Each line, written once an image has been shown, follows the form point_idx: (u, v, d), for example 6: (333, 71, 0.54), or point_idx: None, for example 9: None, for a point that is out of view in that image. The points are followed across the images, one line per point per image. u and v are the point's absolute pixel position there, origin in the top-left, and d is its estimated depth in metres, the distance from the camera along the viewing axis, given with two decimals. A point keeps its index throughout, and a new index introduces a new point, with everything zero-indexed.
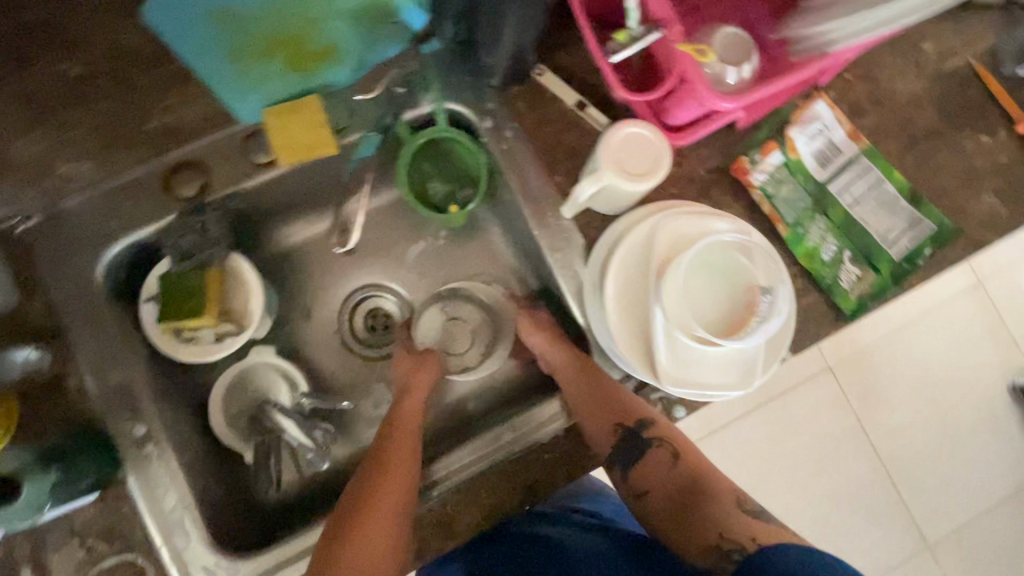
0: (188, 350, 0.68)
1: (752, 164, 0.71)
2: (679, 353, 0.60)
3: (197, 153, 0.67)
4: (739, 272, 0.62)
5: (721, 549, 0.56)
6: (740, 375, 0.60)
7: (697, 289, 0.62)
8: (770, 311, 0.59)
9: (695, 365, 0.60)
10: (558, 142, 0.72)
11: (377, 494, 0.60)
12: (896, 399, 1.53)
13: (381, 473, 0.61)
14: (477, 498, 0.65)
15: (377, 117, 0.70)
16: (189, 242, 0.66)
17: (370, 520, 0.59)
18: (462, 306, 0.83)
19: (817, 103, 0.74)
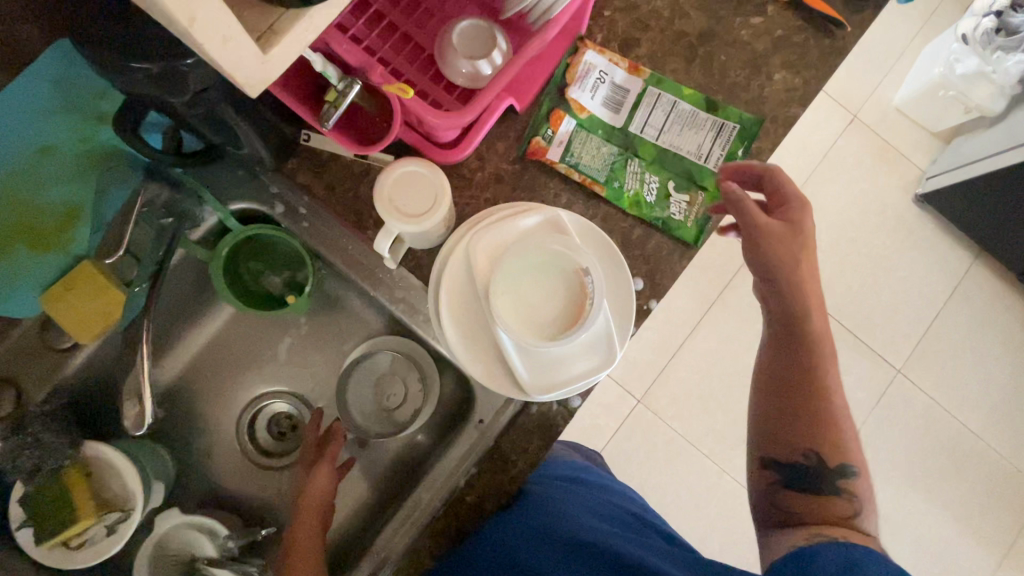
0: (79, 558, 0.64)
1: (547, 140, 0.71)
2: (532, 363, 0.61)
3: (3, 368, 0.66)
4: (560, 260, 0.61)
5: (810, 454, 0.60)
6: (596, 362, 0.61)
7: (527, 295, 0.61)
8: (598, 290, 0.60)
9: (549, 369, 0.61)
10: (355, 198, 0.69)
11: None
12: (818, 255, 1.48)
13: None
14: (415, 566, 0.65)
15: (155, 251, 0.64)
16: (28, 460, 0.63)
17: None
18: (377, 364, 0.81)
19: (586, 53, 0.73)
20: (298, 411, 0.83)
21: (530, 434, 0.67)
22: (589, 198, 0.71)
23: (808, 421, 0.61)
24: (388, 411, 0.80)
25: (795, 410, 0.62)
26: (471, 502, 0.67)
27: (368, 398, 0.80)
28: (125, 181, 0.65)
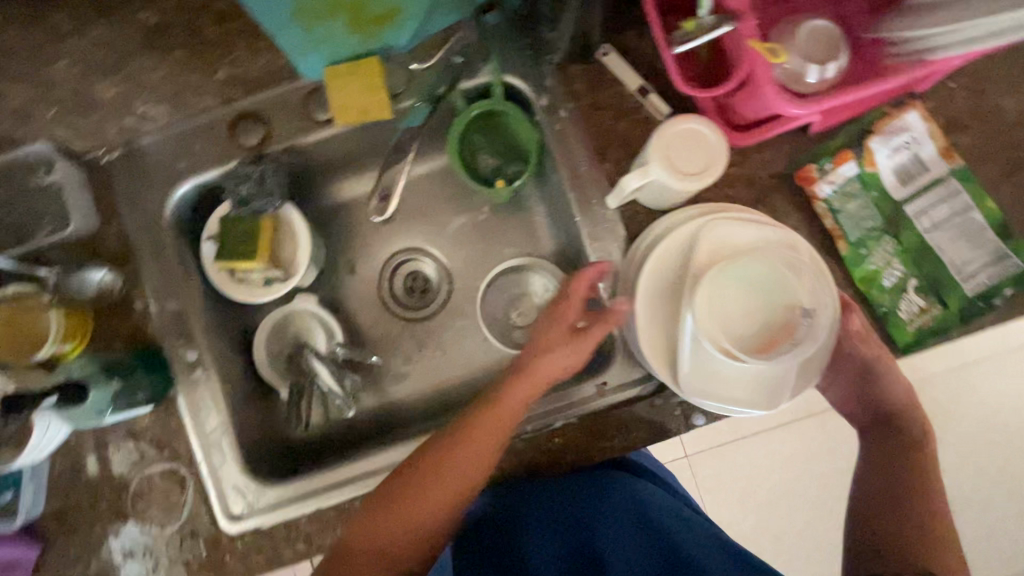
0: (240, 290, 0.72)
1: (820, 173, 0.66)
2: (703, 363, 0.60)
3: (259, 105, 0.70)
4: (784, 289, 0.60)
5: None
6: (770, 396, 0.60)
7: (735, 300, 0.60)
8: (806, 335, 0.59)
9: (720, 376, 0.60)
10: (612, 129, 0.69)
11: (465, 444, 0.59)
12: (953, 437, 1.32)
13: (452, 447, 0.60)
14: None
15: (431, 86, 0.70)
16: (247, 190, 0.70)
17: (430, 487, 0.59)
18: (522, 282, 0.82)
19: (907, 112, 0.67)
20: (436, 281, 0.86)
21: (642, 421, 0.67)
22: (823, 249, 0.67)
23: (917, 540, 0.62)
24: (511, 327, 0.81)
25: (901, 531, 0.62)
26: (558, 445, 0.68)
27: (499, 304, 0.82)
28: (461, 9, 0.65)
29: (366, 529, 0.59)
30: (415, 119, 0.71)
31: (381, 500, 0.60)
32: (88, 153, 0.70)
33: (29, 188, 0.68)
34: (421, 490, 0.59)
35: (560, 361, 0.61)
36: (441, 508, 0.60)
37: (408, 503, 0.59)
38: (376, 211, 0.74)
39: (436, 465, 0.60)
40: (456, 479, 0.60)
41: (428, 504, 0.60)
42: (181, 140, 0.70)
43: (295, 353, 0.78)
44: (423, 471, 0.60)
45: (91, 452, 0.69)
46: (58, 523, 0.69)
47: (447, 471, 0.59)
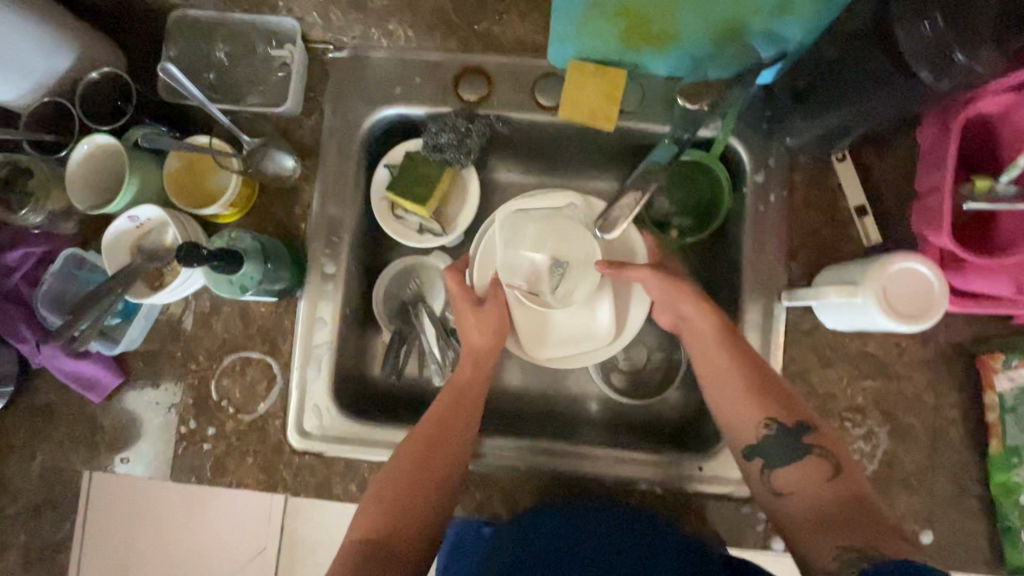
0: (394, 226, 0.72)
1: (1003, 365, 0.62)
2: (542, 323, 0.72)
3: (491, 65, 0.70)
4: (551, 236, 0.70)
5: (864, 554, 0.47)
6: (593, 338, 0.71)
7: (527, 251, 0.70)
8: (581, 271, 0.70)
9: (546, 333, 0.72)
10: (814, 233, 0.67)
11: (434, 455, 0.61)
12: None
13: (435, 447, 0.62)
14: (540, 482, 0.70)
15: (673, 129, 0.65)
16: (445, 139, 0.69)
17: (422, 478, 0.60)
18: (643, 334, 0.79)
19: None
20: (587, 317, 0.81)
21: (722, 522, 0.66)
22: (970, 438, 0.64)
23: (857, 530, 0.50)
24: (611, 367, 0.78)
25: (833, 523, 0.52)
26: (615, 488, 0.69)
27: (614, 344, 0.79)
28: (740, 63, 0.63)
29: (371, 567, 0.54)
30: (659, 155, 0.66)
31: (371, 530, 0.57)
32: (318, 43, 0.70)
33: (256, 54, 0.68)
34: (398, 513, 0.58)
35: (468, 337, 0.67)
36: (423, 533, 0.58)
37: (388, 528, 0.57)
38: (598, 224, 0.70)
39: (413, 484, 0.59)
40: (429, 496, 0.59)
41: (411, 529, 0.58)
42: (407, 67, 0.70)
43: (409, 303, 0.77)
44: (400, 495, 0.59)
45: (201, 313, 0.70)
46: (145, 365, 0.70)
47: (422, 489, 0.59)
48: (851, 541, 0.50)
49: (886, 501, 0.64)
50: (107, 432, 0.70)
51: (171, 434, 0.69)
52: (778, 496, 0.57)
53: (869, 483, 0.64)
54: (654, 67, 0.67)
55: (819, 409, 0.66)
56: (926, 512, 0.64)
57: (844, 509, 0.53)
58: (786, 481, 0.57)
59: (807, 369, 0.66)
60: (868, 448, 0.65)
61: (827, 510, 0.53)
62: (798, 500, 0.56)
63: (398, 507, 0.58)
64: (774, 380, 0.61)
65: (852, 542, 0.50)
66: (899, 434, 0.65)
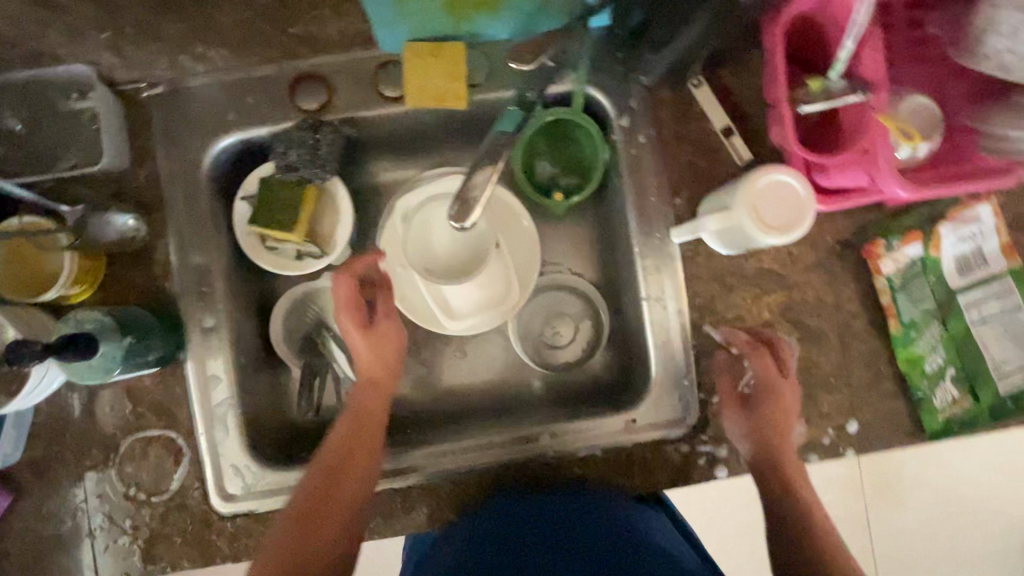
0: (270, 258, 0.68)
1: (886, 249, 0.65)
2: (456, 297, 0.72)
3: (323, 68, 0.65)
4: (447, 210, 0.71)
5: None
6: (502, 299, 0.73)
7: (429, 230, 0.72)
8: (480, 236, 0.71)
9: (458, 306, 0.73)
10: (689, 164, 0.67)
11: (342, 478, 0.57)
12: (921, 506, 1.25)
13: (343, 470, 0.57)
14: (500, 482, 0.68)
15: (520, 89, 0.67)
16: (296, 156, 0.65)
17: (335, 502, 0.56)
18: (564, 303, 0.79)
19: (981, 204, 0.66)
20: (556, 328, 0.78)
21: (665, 466, 0.67)
22: (873, 325, 0.67)
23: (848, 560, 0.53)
24: (538, 342, 0.78)
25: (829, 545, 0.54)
26: (557, 464, 0.68)
27: (537, 321, 0.79)
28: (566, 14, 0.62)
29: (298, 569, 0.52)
30: (506, 126, 0.66)
31: (292, 540, 0.53)
32: (127, 83, 0.63)
33: (58, 111, 0.61)
34: (313, 534, 0.54)
35: (364, 364, 0.63)
36: (335, 552, 0.55)
37: (301, 546, 0.53)
38: (456, 211, 0.66)
39: (331, 491, 0.56)
40: (351, 498, 0.57)
41: (333, 534, 0.55)
42: (234, 88, 0.64)
43: (312, 333, 0.73)
44: (309, 522, 0.54)
45: (81, 405, 0.64)
46: (36, 475, 0.64)
47: (343, 490, 0.57)
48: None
49: (811, 403, 0.67)
50: (14, 557, 0.64)
51: (85, 538, 0.64)
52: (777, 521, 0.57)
53: None
54: (492, 32, 0.65)
55: (733, 334, 0.67)
56: (849, 404, 0.66)
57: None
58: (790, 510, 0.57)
59: (712, 299, 0.67)
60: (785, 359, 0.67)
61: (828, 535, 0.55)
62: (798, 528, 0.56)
63: (307, 525, 0.54)
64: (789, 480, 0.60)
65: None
66: (809, 337, 0.67)
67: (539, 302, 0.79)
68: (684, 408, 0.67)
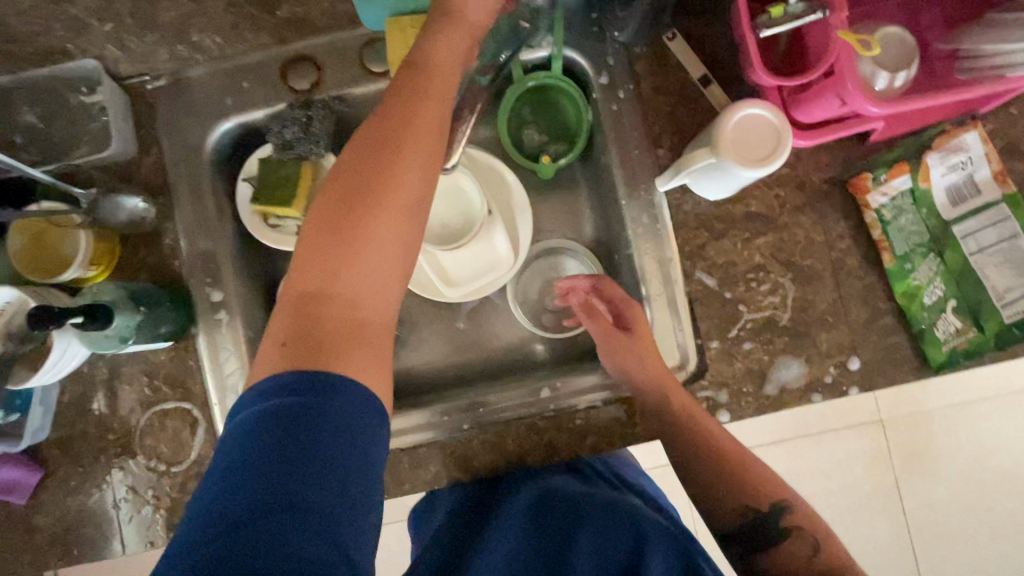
0: (271, 236, 0.71)
1: (874, 183, 0.66)
2: (453, 263, 0.75)
3: (313, 49, 0.68)
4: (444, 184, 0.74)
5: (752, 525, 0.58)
6: (497, 265, 0.75)
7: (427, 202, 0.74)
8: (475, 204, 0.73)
9: (455, 274, 0.75)
10: (670, 116, 0.68)
11: (404, 125, 0.52)
12: (946, 469, 1.22)
13: (397, 140, 0.51)
14: (504, 443, 0.67)
15: (497, 52, 0.68)
16: (291, 134, 0.68)
17: (393, 164, 0.50)
18: (559, 268, 0.80)
19: (969, 132, 0.66)
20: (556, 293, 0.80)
21: None
22: (867, 261, 0.67)
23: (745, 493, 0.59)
24: (540, 308, 0.79)
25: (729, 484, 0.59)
26: (557, 416, 0.68)
27: (534, 288, 0.80)
28: None
29: (310, 348, 0.45)
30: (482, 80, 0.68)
31: (316, 277, 0.48)
32: (132, 77, 0.68)
33: (71, 107, 0.66)
34: (349, 251, 0.48)
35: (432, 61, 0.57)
36: (365, 318, 0.48)
37: (332, 276, 0.48)
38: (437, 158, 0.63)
39: (361, 214, 0.49)
40: (384, 223, 0.49)
41: (357, 315, 0.48)
42: (231, 75, 0.68)
43: None
44: (339, 226, 0.49)
45: (101, 382, 0.67)
46: (63, 452, 0.67)
47: (377, 199, 0.50)
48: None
49: (809, 343, 0.66)
50: (45, 531, 0.67)
51: (109, 510, 0.67)
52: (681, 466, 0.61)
53: (787, 331, 0.66)
54: None
55: (724, 279, 0.67)
56: (849, 341, 0.66)
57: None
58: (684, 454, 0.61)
59: (701, 245, 0.68)
60: (779, 300, 0.67)
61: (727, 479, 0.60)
62: (701, 469, 0.60)
63: (340, 250, 0.48)
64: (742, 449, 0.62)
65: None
66: (803, 278, 0.67)
67: (535, 270, 0.80)
68: (682, 355, 0.68)
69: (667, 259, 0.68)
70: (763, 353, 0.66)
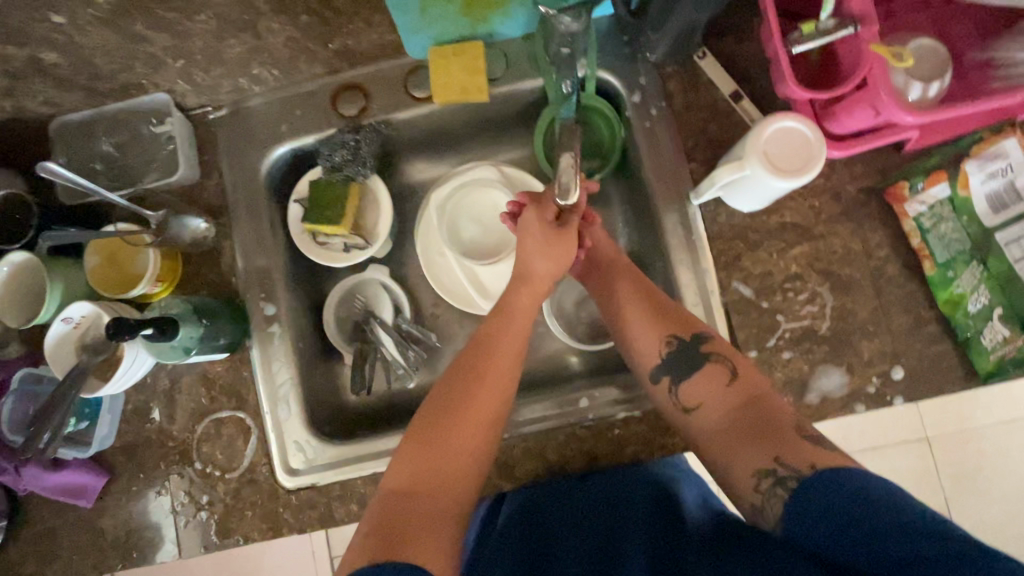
0: (320, 252, 0.75)
1: (911, 192, 0.66)
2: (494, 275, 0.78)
3: (362, 78, 0.73)
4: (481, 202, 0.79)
5: (776, 472, 0.50)
6: None
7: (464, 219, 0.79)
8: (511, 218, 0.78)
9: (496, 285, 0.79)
10: (702, 131, 0.70)
11: (479, 385, 0.57)
12: None
13: (473, 381, 0.57)
14: (542, 453, 0.69)
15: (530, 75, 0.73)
16: (340, 158, 0.73)
17: (471, 412, 0.55)
18: None
19: (1007, 139, 0.63)
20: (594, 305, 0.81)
21: None
22: (906, 269, 0.67)
23: (767, 432, 0.53)
24: (577, 322, 0.81)
25: (745, 423, 0.55)
26: (593, 426, 0.68)
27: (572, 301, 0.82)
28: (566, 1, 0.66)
29: (394, 543, 0.47)
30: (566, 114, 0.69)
31: (411, 477, 0.53)
32: (197, 108, 0.74)
33: (141, 136, 0.72)
34: (437, 461, 0.53)
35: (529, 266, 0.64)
36: (455, 499, 0.52)
37: (420, 481, 0.52)
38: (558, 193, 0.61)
39: (453, 428, 0.54)
40: (461, 459, 0.54)
41: (437, 510, 0.51)
42: (286, 104, 0.73)
43: (362, 321, 0.79)
44: (430, 443, 0.54)
45: (163, 392, 0.72)
46: (126, 458, 0.71)
47: (451, 437, 0.54)
48: (778, 451, 0.51)
49: (850, 352, 0.66)
50: (109, 533, 0.70)
51: (168, 514, 0.70)
52: (691, 411, 0.60)
53: (827, 339, 0.66)
54: (506, 31, 0.71)
55: (761, 289, 0.68)
56: (891, 350, 0.66)
57: (748, 413, 0.56)
58: (694, 395, 0.60)
59: (737, 256, 0.69)
60: (818, 310, 0.67)
61: (738, 416, 0.56)
62: (708, 411, 0.59)
63: (423, 467, 0.53)
64: (657, 293, 0.67)
65: (764, 454, 0.52)
66: (841, 287, 0.67)
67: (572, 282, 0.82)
68: None
69: (701, 270, 0.69)
70: (803, 362, 0.66)
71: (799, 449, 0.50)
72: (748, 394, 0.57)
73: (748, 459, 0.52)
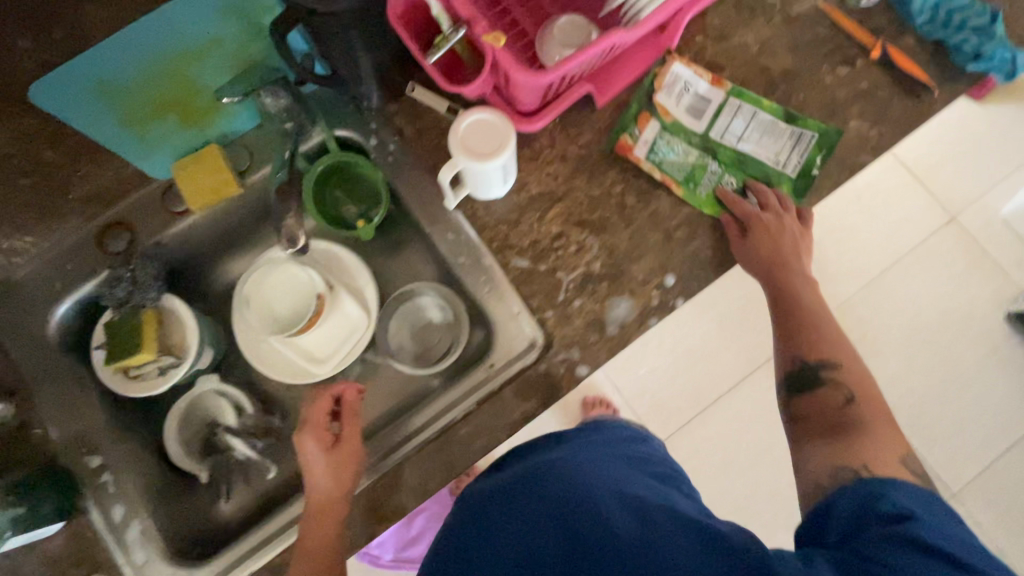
0: (135, 386, 0.75)
1: (633, 139, 0.77)
2: (318, 339, 0.81)
3: (121, 213, 0.76)
4: (284, 279, 0.80)
5: (863, 469, 0.57)
6: (354, 329, 0.82)
7: (273, 298, 0.80)
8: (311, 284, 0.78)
9: (322, 347, 0.81)
10: (438, 147, 0.79)
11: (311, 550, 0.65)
12: (895, 339, 1.58)
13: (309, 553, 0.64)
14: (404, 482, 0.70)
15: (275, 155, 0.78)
16: (123, 291, 0.74)
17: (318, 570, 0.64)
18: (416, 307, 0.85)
19: (673, 65, 0.78)
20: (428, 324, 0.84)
21: (536, 386, 0.71)
22: (642, 193, 0.76)
23: (859, 436, 0.61)
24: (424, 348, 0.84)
25: (842, 427, 0.63)
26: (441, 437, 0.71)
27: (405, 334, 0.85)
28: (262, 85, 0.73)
29: None
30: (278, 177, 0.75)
31: None
32: None
33: None
34: None
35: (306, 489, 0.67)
36: None
37: None
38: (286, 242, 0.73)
39: None
40: None
41: None
42: (52, 263, 0.75)
43: (209, 434, 0.80)
44: None
45: None
46: None
47: None
48: (843, 459, 0.59)
49: (627, 278, 0.74)
50: None
51: None
52: (802, 415, 0.68)
53: (604, 276, 0.74)
54: (237, 126, 0.78)
55: (536, 256, 0.75)
56: (659, 262, 0.74)
57: (871, 412, 0.64)
58: (804, 405, 0.68)
59: (505, 237, 0.76)
60: (587, 255, 0.75)
61: (842, 425, 0.63)
62: (818, 416, 0.66)
63: None
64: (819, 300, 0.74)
65: (858, 458, 0.58)
66: (599, 228, 0.76)
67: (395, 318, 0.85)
68: (529, 335, 0.73)
69: (481, 261, 0.76)
70: (594, 303, 0.73)
71: (889, 462, 0.58)
72: (869, 412, 0.64)
73: (855, 454, 0.59)
